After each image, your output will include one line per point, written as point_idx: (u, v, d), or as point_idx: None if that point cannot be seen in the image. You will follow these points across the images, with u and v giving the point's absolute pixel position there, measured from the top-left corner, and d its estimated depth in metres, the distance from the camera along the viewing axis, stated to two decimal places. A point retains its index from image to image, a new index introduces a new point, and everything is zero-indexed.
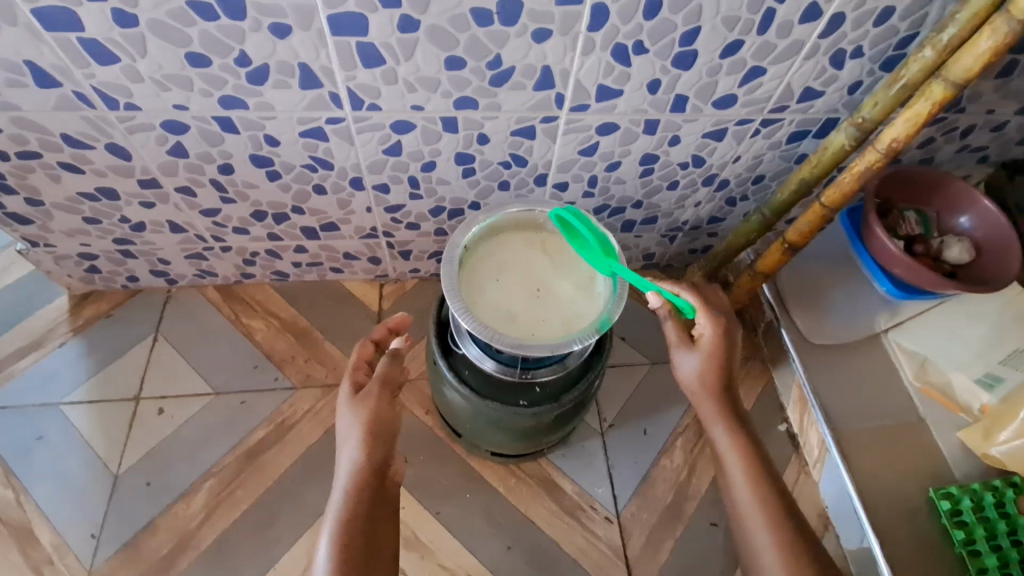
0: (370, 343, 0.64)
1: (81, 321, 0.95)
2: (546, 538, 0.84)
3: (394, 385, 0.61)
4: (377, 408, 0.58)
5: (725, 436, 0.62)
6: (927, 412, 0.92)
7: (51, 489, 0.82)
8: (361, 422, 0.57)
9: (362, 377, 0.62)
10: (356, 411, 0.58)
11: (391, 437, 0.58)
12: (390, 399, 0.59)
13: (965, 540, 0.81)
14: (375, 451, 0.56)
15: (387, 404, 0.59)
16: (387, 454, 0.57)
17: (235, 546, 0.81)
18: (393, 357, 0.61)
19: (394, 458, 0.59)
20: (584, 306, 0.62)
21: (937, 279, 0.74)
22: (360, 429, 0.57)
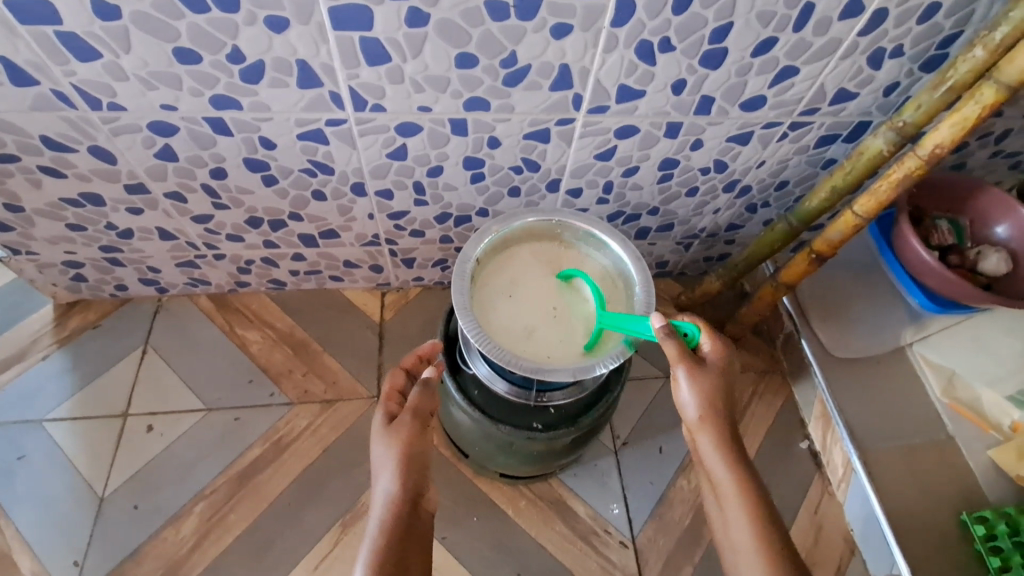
0: (402, 372, 0.62)
1: (67, 332, 0.90)
2: (557, 564, 0.80)
3: (427, 413, 0.58)
4: (410, 435, 0.55)
5: (714, 449, 0.53)
6: (956, 430, 0.88)
7: (33, 512, 0.77)
8: (394, 452, 0.54)
9: (395, 406, 0.59)
10: (388, 440, 0.55)
11: (423, 467, 0.55)
12: (423, 426, 0.56)
13: (1000, 567, 0.77)
14: (408, 481, 0.53)
15: (418, 433, 0.55)
16: (419, 485, 0.54)
17: (228, 574, 0.76)
18: (426, 385, 0.58)
19: (427, 490, 0.54)
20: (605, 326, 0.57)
21: (976, 293, 0.69)
22: (393, 459, 0.53)
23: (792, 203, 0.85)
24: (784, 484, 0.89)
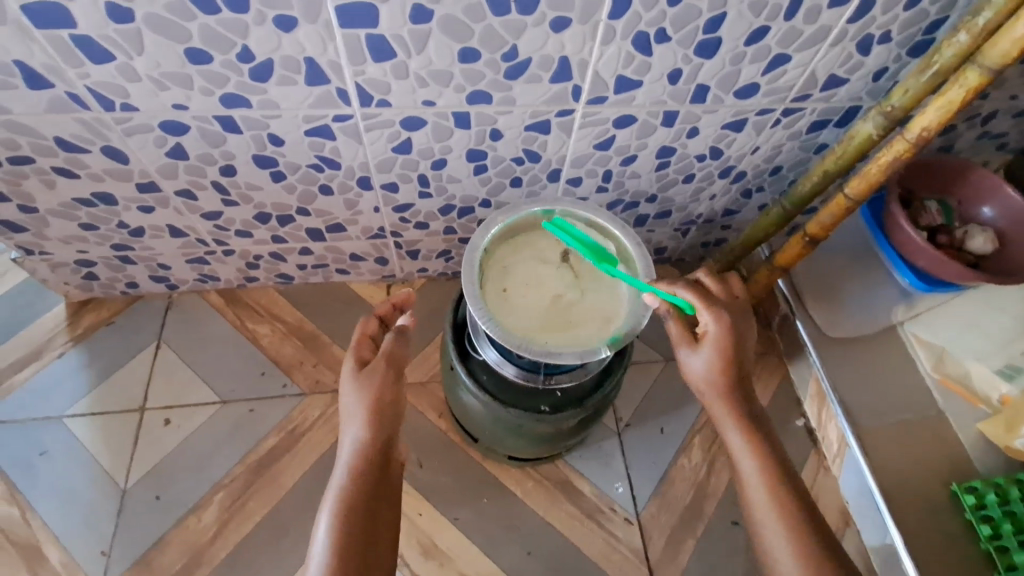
0: (375, 319, 0.62)
1: (81, 330, 0.92)
2: (565, 542, 0.83)
3: (399, 363, 0.59)
4: (381, 386, 0.56)
5: (740, 439, 0.57)
6: (946, 405, 0.91)
7: (58, 506, 0.80)
8: (365, 399, 0.55)
9: (366, 352, 0.59)
10: (359, 385, 0.56)
11: (396, 417, 0.57)
12: (396, 378, 0.57)
13: (991, 535, 0.80)
14: (379, 433, 0.54)
15: (392, 378, 0.57)
16: (391, 436, 0.56)
17: (249, 558, 0.79)
18: (398, 338, 0.59)
19: (398, 438, 0.57)
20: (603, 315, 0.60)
21: (962, 271, 0.72)
22: (363, 408, 0.55)
23: (786, 187, 0.88)
24: None
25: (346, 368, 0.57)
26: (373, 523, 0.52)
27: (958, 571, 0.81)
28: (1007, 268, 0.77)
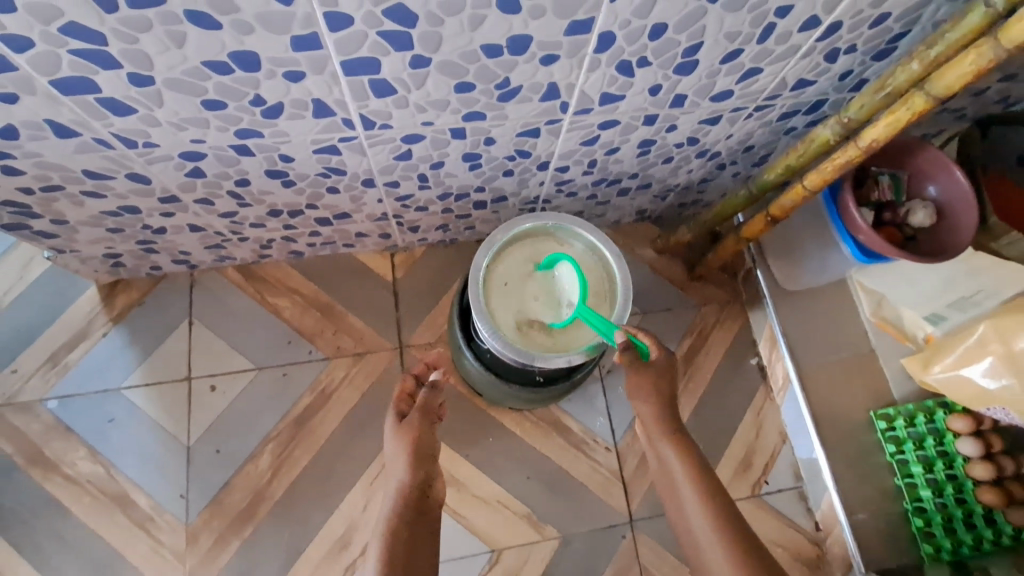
0: (411, 378, 0.83)
1: (117, 310, 1.02)
2: (558, 468, 1.02)
3: (430, 415, 0.78)
4: (417, 433, 0.75)
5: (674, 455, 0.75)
6: (879, 343, 1.08)
7: (134, 461, 0.95)
8: (405, 445, 0.75)
9: (404, 406, 0.81)
10: (401, 435, 0.76)
11: (430, 459, 0.75)
12: (429, 426, 0.76)
13: (895, 451, 1.00)
14: (417, 473, 0.73)
15: (423, 427, 0.76)
16: (427, 475, 0.74)
17: (302, 493, 0.97)
18: (431, 391, 0.79)
19: (433, 477, 0.75)
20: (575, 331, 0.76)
21: (893, 251, 0.83)
22: (404, 452, 0.74)
23: (758, 160, 0.94)
24: (736, 393, 1.10)
25: (389, 423, 0.78)
26: (413, 543, 0.68)
27: (871, 476, 1.02)
28: (936, 246, 0.87)
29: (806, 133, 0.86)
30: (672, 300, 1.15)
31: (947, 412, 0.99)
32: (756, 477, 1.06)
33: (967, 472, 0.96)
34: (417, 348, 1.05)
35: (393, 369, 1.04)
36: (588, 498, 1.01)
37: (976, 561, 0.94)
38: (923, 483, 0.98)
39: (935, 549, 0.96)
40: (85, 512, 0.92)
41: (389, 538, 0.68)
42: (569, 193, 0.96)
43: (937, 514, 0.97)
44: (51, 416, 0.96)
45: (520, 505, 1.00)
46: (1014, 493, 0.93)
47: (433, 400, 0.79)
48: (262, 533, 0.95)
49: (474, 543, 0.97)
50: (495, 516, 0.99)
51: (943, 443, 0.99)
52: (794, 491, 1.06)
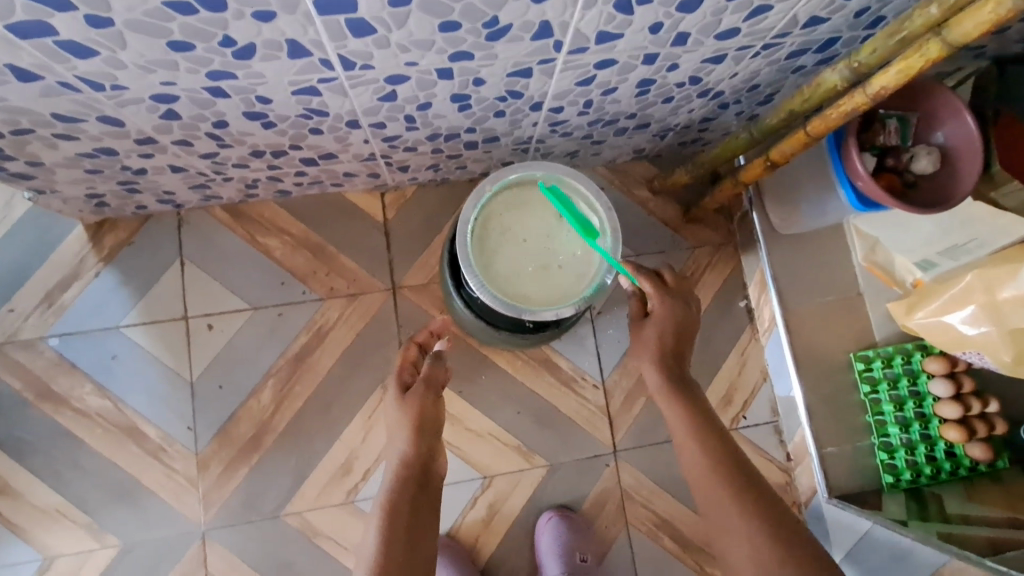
0: (415, 347, 0.84)
1: (107, 250, 1.02)
2: (548, 403, 1.06)
3: (434, 390, 0.79)
4: (421, 403, 0.75)
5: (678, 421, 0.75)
6: (866, 284, 1.08)
7: (140, 395, 0.99)
8: (410, 418, 0.74)
9: (407, 376, 0.81)
10: (406, 405, 0.76)
11: (433, 432, 0.75)
12: (432, 398, 0.77)
13: (869, 390, 1.03)
14: (421, 443, 0.72)
15: (428, 402, 0.76)
16: (430, 446, 0.74)
17: (304, 426, 1.01)
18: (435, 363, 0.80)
19: (436, 451, 0.74)
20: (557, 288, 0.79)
21: (890, 201, 0.81)
22: (408, 422, 0.74)
23: (762, 99, 0.90)
24: (722, 334, 1.13)
25: (393, 393, 0.78)
26: (417, 509, 0.67)
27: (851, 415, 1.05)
28: (932, 196, 0.86)
29: (815, 72, 0.81)
30: (664, 243, 1.15)
31: (924, 354, 1.01)
32: (736, 412, 1.12)
33: (935, 411, 0.98)
34: (410, 290, 1.06)
35: (387, 310, 1.05)
36: (576, 431, 1.06)
37: (931, 491, 0.98)
38: (892, 420, 1.01)
39: (895, 478, 1.00)
40: (98, 442, 0.97)
41: (392, 503, 0.66)
42: (563, 133, 0.92)
43: (901, 448, 1.00)
44: (55, 354, 0.99)
45: (511, 437, 1.05)
46: (976, 431, 0.96)
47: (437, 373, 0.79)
48: (267, 462, 1.00)
49: (468, 471, 1.03)
50: (488, 447, 1.04)
51: (916, 383, 1.00)
52: (770, 425, 1.12)
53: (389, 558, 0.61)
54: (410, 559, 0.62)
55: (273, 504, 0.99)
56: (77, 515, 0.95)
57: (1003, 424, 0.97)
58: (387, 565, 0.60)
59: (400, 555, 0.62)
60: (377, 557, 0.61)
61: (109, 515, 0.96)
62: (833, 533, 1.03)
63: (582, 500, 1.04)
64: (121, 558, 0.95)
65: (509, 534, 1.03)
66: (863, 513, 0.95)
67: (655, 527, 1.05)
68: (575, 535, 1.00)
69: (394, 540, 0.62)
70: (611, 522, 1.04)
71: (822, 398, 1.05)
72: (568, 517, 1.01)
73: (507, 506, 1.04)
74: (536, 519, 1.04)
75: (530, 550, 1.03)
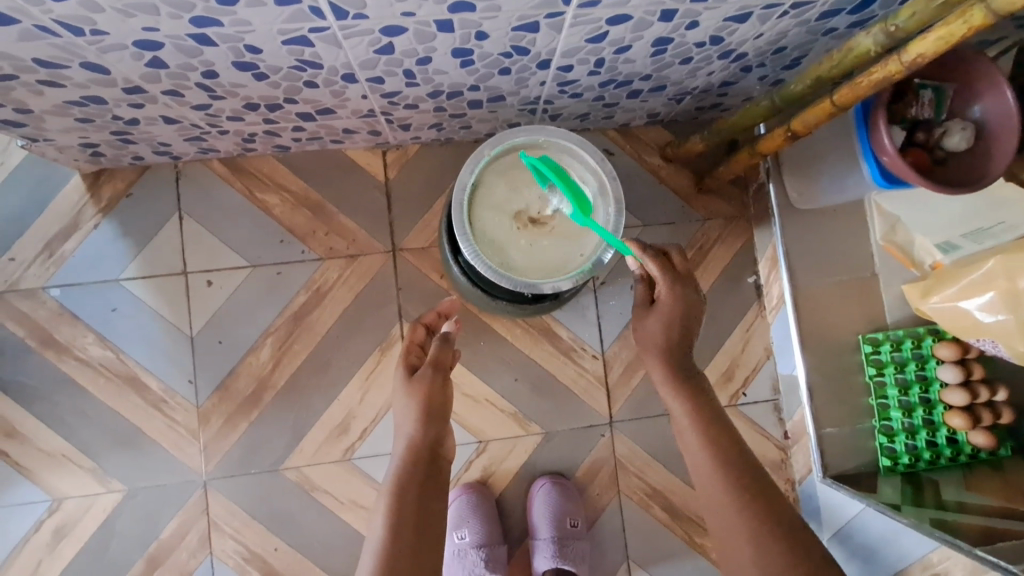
0: (422, 329, 0.85)
1: (106, 201, 1.01)
2: (546, 372, 1.06)
3: (443, 371, 0.77)
4: (428, 387, 0.74)
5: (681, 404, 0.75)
6: (882, 265, 1.04)
7: (141, 347, 1.00)
8: (417, 398, 0.73)
9: (414, 358, 0.80)
10: (412, 388, 0.74)
11: (441, 416, 0.73)
12: (440, 381, 0.75)
13: (876, 373, 1.00)
14: (428, 429, 0.71)
15: (438, 381, 0.75)
16: (438, 432, 0.72)
17: (303, 384, 1.02)
18: (442, 346, 0.79)
19: (444, 436, 0.73)
20: (545, 264, 0.78)
21: (916, 179, 0.76)
22: (415, 406, 0.72)
23: (789, 63, 0.84)
24: (728, 308, 1.11)
25: (400, 376, 0.77)
26: (424, 499, 0.66)
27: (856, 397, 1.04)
28: (959, 175, 0.81)
29: (848, 35, 0.75)
30: (674, 213, 1.11)
31: (936, 339, 0.97)
32: (735, 388, 1.11)
33: (941, 397, 0.96)
34: (411, 253, 1.04)
35: (387, 272, 1.04)
36: (573, 401, 1.06)
37: (928, 476, 0.97)
38: (895, 405, 0.98)
39: (893, 462, 0.99)
40: (101, 392, 0.99)
41: (400, 492, 0.66)
42: (573, 94, 0.87)
43: (902, 432, 0.98)
44: (56, 304, 0.99)
45: (507, 404, 1.05)
46: (981, 419, 0.93)
47: (445, 356, 0.78)
48: (267, 417, 1.01)
49: (464, 435, 1.04)
50: (484, 412, 1.05)
51: (924, 367, 0.98)
52: (769, 403, 1.11)
53: (395, 553, 0.61)
54: (417, 554, 0.62)
55: (272, 458, 1.01)
56: (83, 460, 0.98)
57: (1009, 413, 0.94)
58: (394, 561, 0.61)
59: (408, 548, 0.62)
60: (385, 552, 0.61)
61: (113, 461, 0.99)
62: (823, 513, 1.04)
63: (576, 467, 1.05)
64: (126, 502, 0.98)
65: (502, 496, 1.04)
66: (856, 496, 0.94)
67: (648, 497, 1.06)
68: (567, 502, 1.01)
69: (403, 531, 0.63)
70: (603, 490, 1.05)
71: (825, 378, 1.03)
72: (561, 483, 1.02)
73: (501, 470, 1.05)
74: (529, 484, 1.05)
75: (522, 512, 1.04)
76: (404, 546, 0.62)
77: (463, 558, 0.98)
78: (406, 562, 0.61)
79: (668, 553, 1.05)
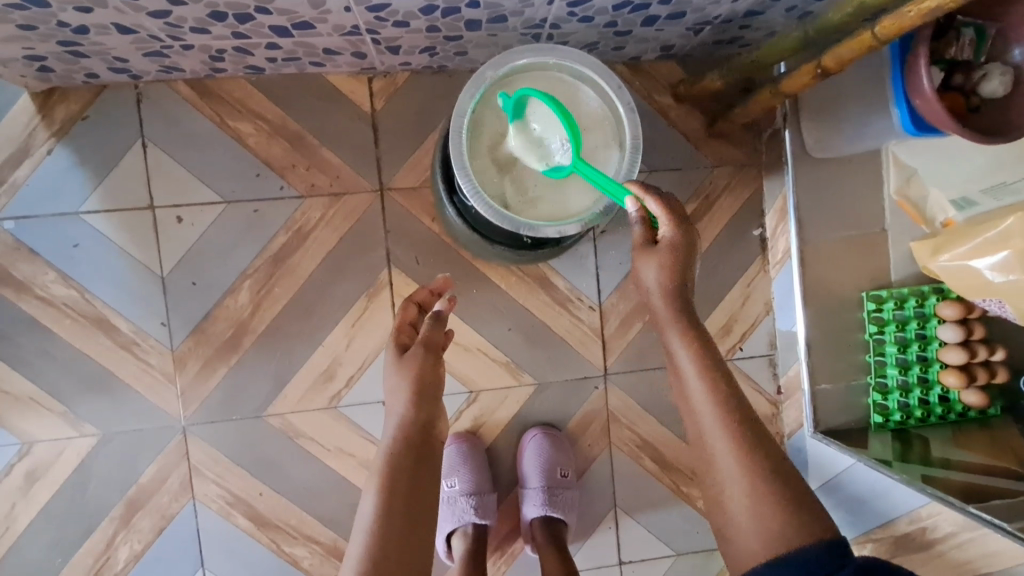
0: (413, 306, 0.79)
1: (59, 125, 0.91)
2: (540, 321, 1.02)
3: (434, 351, 0.72)
4: (420, 368, 0.69)
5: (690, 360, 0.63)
6: (893, 222, 0.99)
7: (109, 287, 0.93)
8: (407, 378, 0.68)
9: (405, 337, 0.75)
10: (402, 368, 0.69)
11: (432, 397, 0.69)
12: (431, 360, 0.70)
13: (876, 331, 0.97)
14: (421, 409, 0.67)
15: (429, 363, 0.70)
16: (430, 412, 0.68)
17: (285, 329, 0.96)
18: (434, 324, 0.73)
19: (437, 416, 0.69)
20: (552, 206, 0.72)
21: (948, 126, 0.71)
22: (406, 388, 0.68)
23: None
24: (731, 260, 1.07)
25: (389, 356, 0.72)
26: (416, 462, 0.64)
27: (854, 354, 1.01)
28: (991, 125, 0.75)
29: None
30: (681, 159, 1.04)
31: (939, 298, 0.94)
32: (732, 343, 1.08)
33: (939, 355, 0.93)
34: (399, 193, 0.97)
35: (374, 213, 0.96)
36: (567, 352, 1.03)
37: (918, 432, 0.96)
38: (892, 362, 0.96)
39: (883, 419, 0.98)
40: (68, 334, 0.93)
41: (392, 467, 0.63)
42: (583, 17, 0.78)
43: (896, 391, 0.97)
44: (11, 238, 0.91)
45: (499, 354, 1.02)
46: (976, 377, 0.91)
47: (436, 334, 0.73)
48: (247, 362, 0.96)
49: (454, 384, 1.01)
50: (476, 362, 1.01)
51: (924, 326, 0.95)
52: (765, 357, 1.09)
53: (389, 536, 0.59)
54: (407, 534, 0.60)
55: (255, 404, 0.97)
56: (52, 404, 0.93)
57: (1004, 372, 0.92)
58: (390, 541, 0.58)
59: (397, 528, 0.59)
60: (378, 528, 0.59)
61: (85, 404, 0.94)
62: (811, 466, 1.05)
63: (568, 419, 1.04)
64: (101, 447, 0.94)
65: (493, 446, 1.03)
66: (846, 450, 0.95)
67: (639, 448, 1.05)
68: (558, 452, 0.99)
69: (393, 497, 0.61)
70: (595, 441, 1.04)
71: (825, 334, 1.01)
72: (552, 435, 1.01)
73: (493, 420, 1.03)
74: (520, 435, 1.03)
75: (512, 462, 1.03)
76: (394, 525, 0.59)
77: (452, 505, 0.95)
78: (397, 539, 0.59)
79: (657, 501, 1.06)
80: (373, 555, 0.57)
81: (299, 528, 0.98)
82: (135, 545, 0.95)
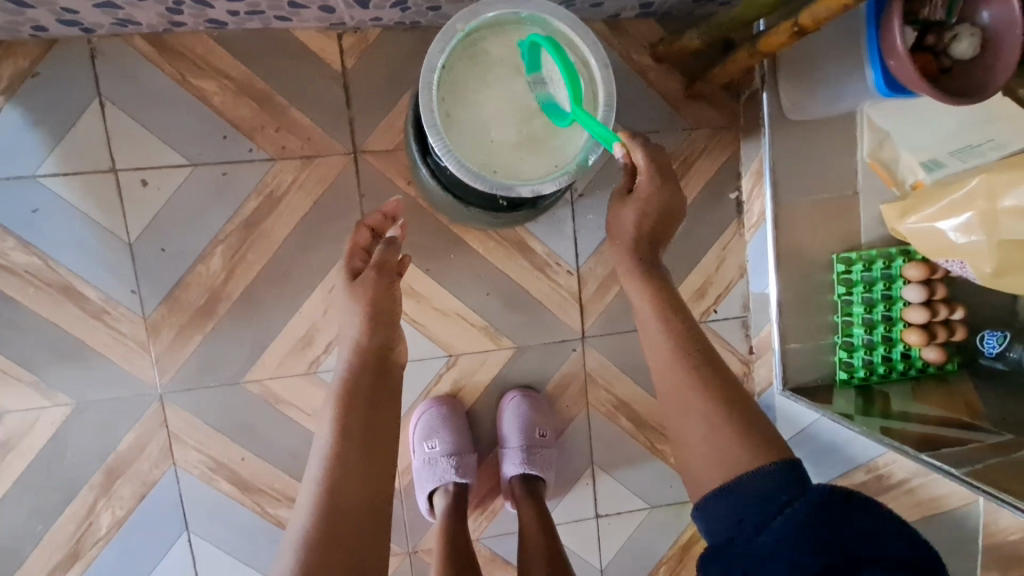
0: (366, 231, 0.79)
1: (7, 82, 0.86)
2: (518, 285, 1.02)
3: (389, 273, 0.75)
4: (374, 289, 0.71)
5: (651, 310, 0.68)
6: (864, 184, 1.00)
7: (72, 254, 0.90)
8: (363, 301, 0.71)
9: (358, 261, 0.77)
10: (357, 291, 0.72)
11: (388, 321, 0.71)
12: (386, 283, 0.73)
13: (844, 292, 0.99)
14: (376, 332, 0.69)
15: (380, 288, 0.72)
16: (387, 335, 0.71)
17: (260, 295, 0.95)
18: (388, 249, 0.76)
19: (395, 338, 0.72)
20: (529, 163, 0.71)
21: (915, 82, 0.71)
22: (360, 311, 0.70)
23: None
24: (707, 223, 1.08)
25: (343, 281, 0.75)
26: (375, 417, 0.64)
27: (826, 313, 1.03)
28: (961, 87, 0.74)
29: None
30: (660, 121, 1.04)
31: (906, 260, 0.97)
32: (708, 305, 1.10)
33: (902, 315, 0.96)
34: (373, 155, 0.94)
35: (348, 177, 0.94)
36: (545, 315, 1.04)
37: (880, 388, 0.99)
38: (859, 322, 0.99)
39: (848, 375, 1.01)
40: (33, 302, 0.90)
41: (350, 400, 0.64)
42: None
43: (861, 348, 0.99)
44: None
45: (478, 318, 1.02)
46: (936, 335, 0.95)
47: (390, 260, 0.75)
48: (223, 329, 0.95)
49: (432, 348, 1.02)
50: (454, 326, 1.02)
51: (890, 288, 0.98)
52: (738, 320, 1.12)
53: (347, 473, 0.59)
54: (367, 481, 0.60)
55: (232, 370, 0.96)
56: (21, 373, 0.91)
57: (962, 330, 0.96)
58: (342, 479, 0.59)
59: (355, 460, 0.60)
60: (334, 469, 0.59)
61: (56, 373, 0.92)
62: (778, 421, 1.09)
63: (546, 381, 1.06)
64: (75, 416, 0.93)
65: (473, 409, 1.05)
66: (813, 407, 0.99)
67: (615, 408, 1.08)
68: (536, 413, 1.01)
69: (352, 447, 0.61)
70: (572, 402, 1.07)
71: (797, 297, 1.03)
72: (531, 397, 1.03)
73: (472, 383, 1.04)
74: (500, 397, 1.05)
75: (491, 422, 1.06)
76: (355, 460, 0.60)
77: (432, 466, 0.97)
78: (352, 484, 0.59)
79: (633, 458, 1.10)
80: (335, 484, 0.58)
81: (283, 491, 1.00)
82: (117, 511, 0.96)
